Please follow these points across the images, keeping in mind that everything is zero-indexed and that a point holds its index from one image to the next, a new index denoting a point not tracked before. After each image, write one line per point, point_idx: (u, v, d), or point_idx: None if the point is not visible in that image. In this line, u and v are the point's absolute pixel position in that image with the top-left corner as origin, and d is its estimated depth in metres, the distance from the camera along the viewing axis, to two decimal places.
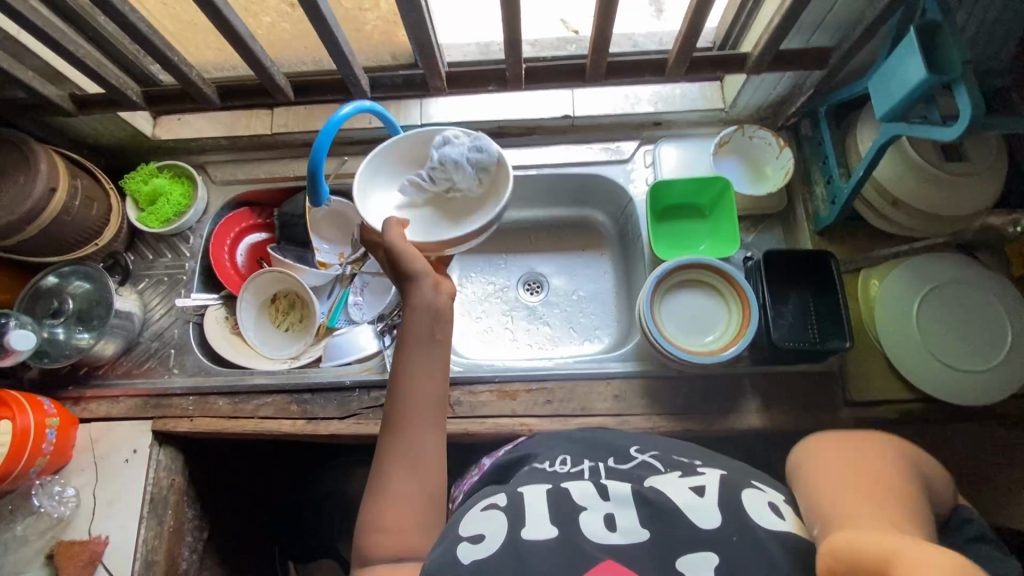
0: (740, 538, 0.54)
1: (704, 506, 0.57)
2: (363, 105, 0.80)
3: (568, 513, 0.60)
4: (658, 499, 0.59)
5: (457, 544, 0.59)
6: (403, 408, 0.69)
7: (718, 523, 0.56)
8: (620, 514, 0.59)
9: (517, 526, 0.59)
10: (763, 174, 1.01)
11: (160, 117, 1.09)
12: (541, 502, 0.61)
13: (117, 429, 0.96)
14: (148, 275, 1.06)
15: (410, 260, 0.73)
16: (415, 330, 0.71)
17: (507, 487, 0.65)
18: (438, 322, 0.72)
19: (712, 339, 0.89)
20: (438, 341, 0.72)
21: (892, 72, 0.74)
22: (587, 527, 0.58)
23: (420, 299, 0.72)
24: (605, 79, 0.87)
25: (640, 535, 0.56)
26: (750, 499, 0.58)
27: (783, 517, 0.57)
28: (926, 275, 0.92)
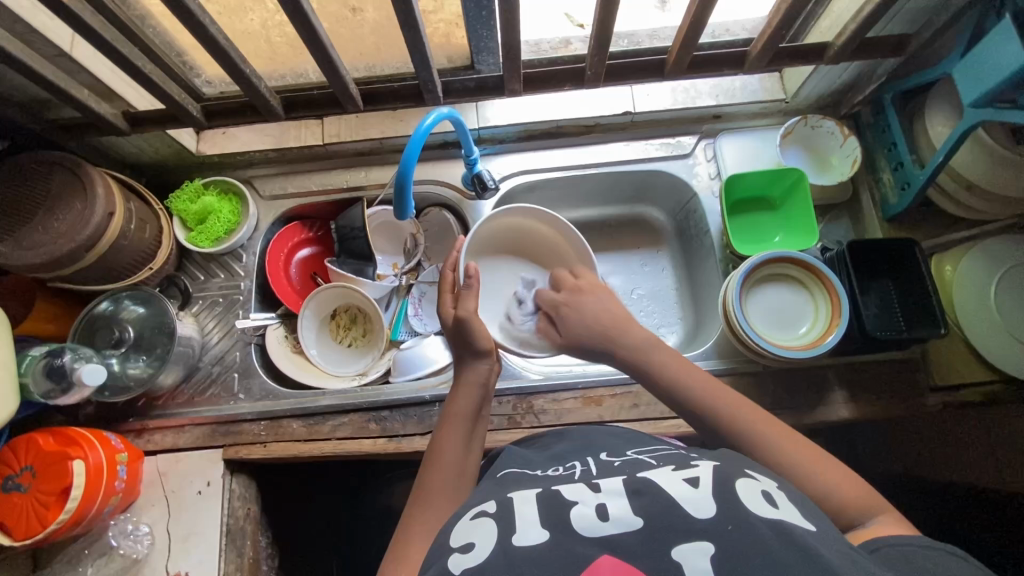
0: (735, 526, 0.46)
1: (701, 495, 0.50)
2: (441, 113, 0.78)
3: (559, 510, 0.51)
4: (652, 490, 0.51)
5: (447, 558, 0.51)
6: (436, 474, 0.67)
7: (714, 513, 0.47)
8: (611, 503, 0.51)
9: (508, 533, 0.50)
10: (829, 164, 1.01)
11: (203, 133, 1.05)
12: (531, 505, 0.53)
13: (186, 459, 0.92)
14: (202, 297, 1.02)
15: (482, 339, 0.77)
16: (463, 407, 0.74)
17: (498, 495, 0.58)
18: (484, 405, 0.77)
19: (806, 330, 0.88)
20: (480, 421, 0.75)
21: (984, 56, 0.74)
22: (578, 522, 0.49)
23: (473, 376, 0.77)
24: (684, 74, 0.85)
25: (631, 523, 0.48)
26: (743, 488, 0.51)
27: (778, 506, 0.49)
28: (1001, 256, 0.93)
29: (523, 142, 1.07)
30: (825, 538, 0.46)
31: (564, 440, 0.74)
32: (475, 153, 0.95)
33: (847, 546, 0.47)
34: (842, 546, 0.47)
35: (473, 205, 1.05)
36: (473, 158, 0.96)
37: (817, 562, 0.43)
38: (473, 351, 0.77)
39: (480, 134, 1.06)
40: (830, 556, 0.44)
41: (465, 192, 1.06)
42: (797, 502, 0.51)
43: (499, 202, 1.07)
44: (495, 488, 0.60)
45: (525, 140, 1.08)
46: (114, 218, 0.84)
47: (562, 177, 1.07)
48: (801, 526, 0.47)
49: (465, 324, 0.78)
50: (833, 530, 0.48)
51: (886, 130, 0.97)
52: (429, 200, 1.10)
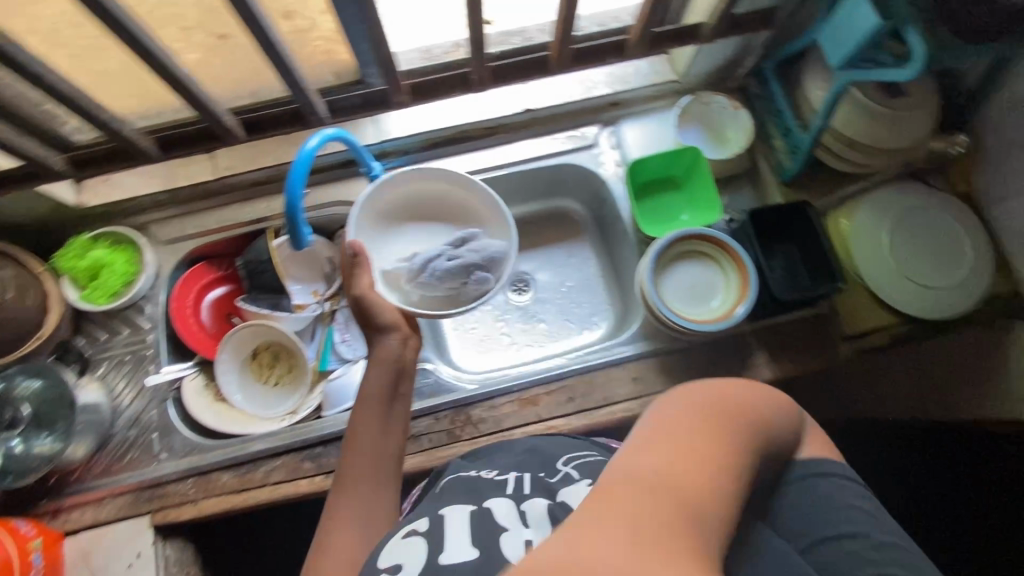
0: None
1: None
2: (327, 134, 0.75)
3: (490, 533, 0.53)
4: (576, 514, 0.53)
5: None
6: (355, 457, 0.70)
7: None
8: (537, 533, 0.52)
9: (436, 551, 0.52)
10: (725, 138, 1.04)
11: (83, 183, 0.98)
12: (460, 528, 0.55)
13: (111, 533, 0.86)
14: (107, 357, 0.95)
15: (382, 313, 0.77)
16: (379, 387, 0.74)
17: (430, 512, 0.60)
18: (401, 378, 0.76)
19: (718, 304, 0.91)
20: (399, 392, 0.76)
21: (843, 20, 0.77)
22: (507, 548, 0.50)
23: (384, 352, 0.76)
24: (569, 67, 0.86)
25: None
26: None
27: None
28: (888, 206, 0.99)
29: (428, 151, 1.05)
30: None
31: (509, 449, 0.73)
32: (376, 167, 0.94)
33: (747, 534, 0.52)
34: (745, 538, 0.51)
35: None
36: (374, 173, 0.94)
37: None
38: (377, 328, 0.77)
39: (382, 148, 1.03)
40: None
41: None
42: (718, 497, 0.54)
43: None
44: (433, 505, 0.62)
45: (428, 149, 1.05)
46: None
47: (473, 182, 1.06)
48: None
49: (366, 307, 0.78)
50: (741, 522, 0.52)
51: (772, 99, 1.01)
52: (339, 221, 1.06)
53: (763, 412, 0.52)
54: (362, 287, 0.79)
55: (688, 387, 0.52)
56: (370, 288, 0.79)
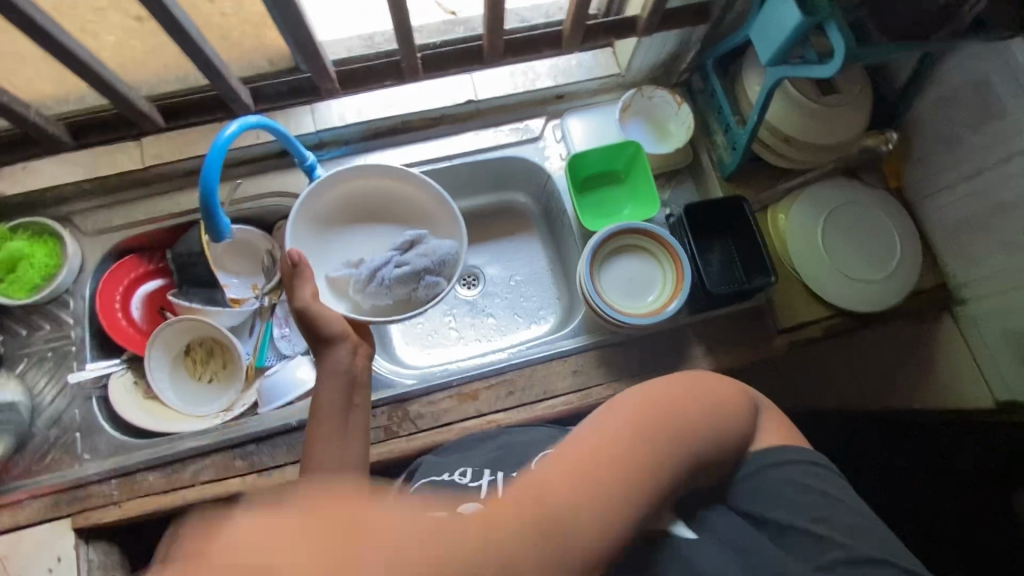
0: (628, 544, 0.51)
1: None
2: (250, 121, 0.74)
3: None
4: None
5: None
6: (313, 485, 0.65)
7: None
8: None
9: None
10: (667, 133, 1.04)
11: (0, 170, 0.93)
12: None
13: (29, 537, 0.83)
14: (27, 354, 0.91)
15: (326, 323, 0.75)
16: (332, 397, 0.72)
17: None
18: (355, 388, 0.75)
19: (654, 298, 0.91)
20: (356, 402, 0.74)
21: (770, 17, 0.79)
22: None
23: (334, 363, 0.74)
24: (504, 59, 0.85)
25: None
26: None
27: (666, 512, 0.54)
28: (823, 201, 1.01)
29: (371, 141, 1.03)
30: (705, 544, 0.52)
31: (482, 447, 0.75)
32: (309, 157, 0.90)
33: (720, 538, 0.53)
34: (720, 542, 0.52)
35: None
36: (308, 164, 0.90)
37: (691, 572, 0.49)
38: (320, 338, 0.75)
39: (320, 138, 1.01)
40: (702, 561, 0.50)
41: None
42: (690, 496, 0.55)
43: None
44: (406, 510, 0.63)
45: (371, 139, 1.03)
46: None
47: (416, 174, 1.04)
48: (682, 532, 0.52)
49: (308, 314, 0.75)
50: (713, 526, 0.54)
51: (712, 95, 1.02)
52: (277, 213, 1.04)
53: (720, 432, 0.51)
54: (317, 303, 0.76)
55: (651, 380, 0.53)
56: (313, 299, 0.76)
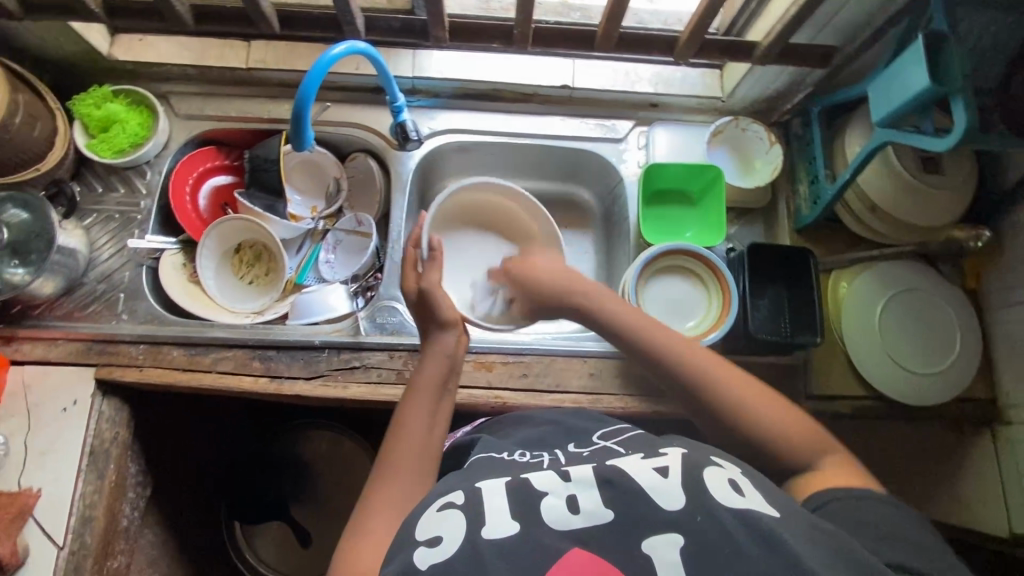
0: (703, 516, 0.51)
1: (668, 487, 0.54)
2: (357, 48, 0.74)
3: (529, 500, 0.55)
4: (621, 480, 0.55)
5: (413, 550, 0.53)
6: (403, 446, 0.68)
7: (682, 505, 0.52)
8: (582, 494, 0.54)
9: (476, 525, 0.53)
10: (752, 168, 1.02)
11: (118, 36, 0.98)
12: (501, 496, 0.56)
13: (54, 375, 0.88)
14: (96, 210, 0.97)
15: (440, 310, 0.81)
16: (430, 378, 0.76)
17: (464, 484, 0.59)
18: (450, 376, 0.79)
19: (692, 325, 0.90)
20: (447, 390, 0.77)
21: (894, 76, 0.75)
22: (549, 514, 0.53)
23: (439, 347, 0.80)
24: (613, 51, 0.84)
25: (601, 516, 0.52)
26: (709, 476, 0.55)
27: (743, 494, 0.54)
28: (892, 280, 0.97)
29: (459, 100, 1.05)
30: (789, 522, 0.52)
31: (528, 424, 0.78)
32: (400, 99, 0.92)
33: (809, 526, 0.52)
34: (806, 525, 0.52)
35: (398, 156, 1.02)
36: (396, 105, 0.93)
37: (779, 547, 0.49)
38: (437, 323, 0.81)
39: (414, 84, 1.03)
40: (794, 544, 0.49)
41: (392, 141, 1.03)
42: (757, 485, 0.56)
43: (426, 158, 1.04)
44: (462, 475, 0.62)
45: (460, 98, 1.05)
46: None
47: (493, 143, 1.05)
48: (763, 513, 0.52)
49: (431, 299, 0.82)
50: (796, 514, 0.53)
51: (810, 143, 0.99)
52: (354, 145, 1.06)
53: (759, 424, 0.67)
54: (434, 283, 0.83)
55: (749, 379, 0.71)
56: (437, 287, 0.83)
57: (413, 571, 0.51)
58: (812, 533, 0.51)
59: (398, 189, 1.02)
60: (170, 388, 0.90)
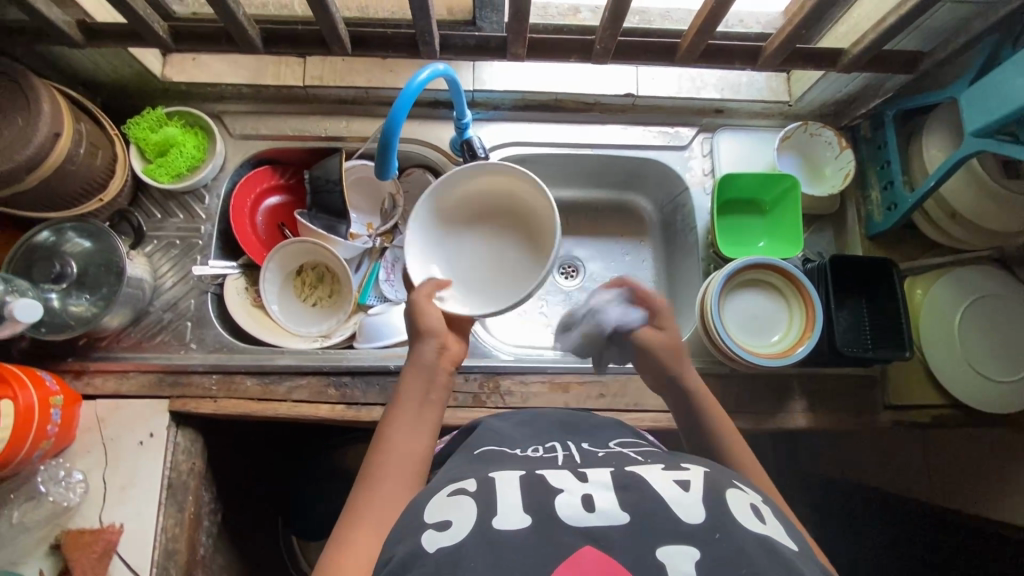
0: (722, 535, 0.49)
1: (690, 501, 0.53)
2: (437, 69, 0.72)
3: (545, 495, 0.54)
4: (641, 487, 0.54)
5: (422, 533, 0.53)
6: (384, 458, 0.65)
7: (702, 519, 0.51)
8: (597, 495, 0.54)
9: (489, 514, 0.52)
10: (821, 175, 1.00)
11: (170, 56, 0.95)
12: (513, 488, 0.56)
13: (128, 408, 0.87)
14: (157, 237, 0.95)
15: (425, 317, 0.76)
16: (413, 387, 0.71)
17: (478, 473, 0.60)
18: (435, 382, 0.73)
19: (777, 339, 0.89)
20: (431, 396, 0.72)
21: (994, 85, 0.73)
22: (563, 510, 0.52)
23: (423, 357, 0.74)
24: (695, 62, 0.81)
25: (618, 519, 0.51)
26: (733, 500, 0.55)
27: (765, 521, 0.53)
28: (970, 285, 0.95)
29: (519, 112, 1.02)
30: (806, 558, 0.51)
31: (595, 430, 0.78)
32: (468, 116, 0.89)
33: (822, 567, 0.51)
34: (818, 565, 0.51)
35: None
36: (463, 123, 0.89)
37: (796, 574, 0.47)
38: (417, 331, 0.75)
39: (474, 97, 1.00)
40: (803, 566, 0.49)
41: (453, 156, 1.00)
42: (779, 518, 0.55)
43: None
44: (474, 466, 0.63)
45: (520, 110, 1.02)
46: (61, 140, 0.77)
47: (552, 154, 1.03)
48: (784, 544, 0.51)
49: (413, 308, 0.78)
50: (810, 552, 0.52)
51: (882, 147, 0.97)
52: (411, 160, 1.04)
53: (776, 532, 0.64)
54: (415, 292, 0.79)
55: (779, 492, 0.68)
56: (423, 293, 0.79)
57: (420, 553, 0.50)
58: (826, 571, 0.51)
59: None
60: (245, 417, 0.89)
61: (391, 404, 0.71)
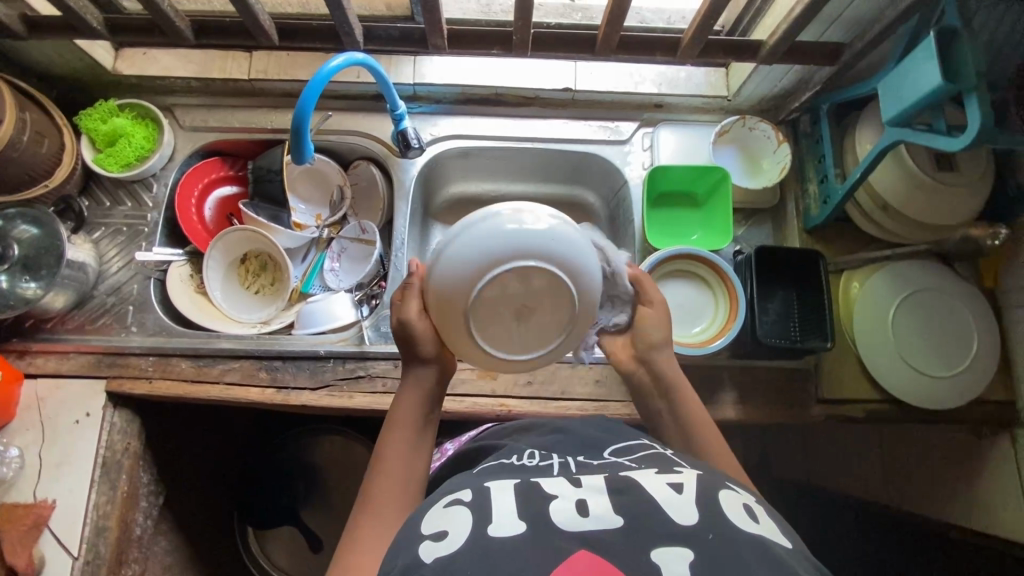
0: (716, 535, 0.46)
1: (683, 502, 0.50)
2: (354, 57, 0.75)
3: (538, 502, 0.50)
4: (635, 490, 0.51)
5: (419, 544, 0.48)
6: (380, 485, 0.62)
7: (696, 521, 0.48)
8: (592, 500, 0.50)
9: (484, 522, 0.48)
10: (760, 168, 1.00)
11: (122, 50, 0.99)
12: (507, 495, 0.51)
13: (66, 388, 0.89)
14: (105, 224, 0.98)
15: (425, 342, 0.67)
16: (408, 412, 0.68)
17: (473, 482, 0.56)
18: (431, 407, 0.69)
19: (700, 330, 0.90)
20: (427, 423, 0.69)
21: (904, 75, 0.73)
22: (557, 516, 0.48)
23: (416, 385, 0.69)
24: (615, 54, 0.83)
25: (611, 522, 0.47)
26: (726, 500, 0.51)
27: (758, 520, 0.50)
28: (907, 280, 0.94)
29: (460, 105, 1.04)
30: (799, 556, 0.47)
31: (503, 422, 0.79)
32: (401, 107, 0.92)
33: (815, 566, 0.47)
34: (814, 568, 0.47)
35: (401, 163, 1.02)
36: (398, 113, 0.93)
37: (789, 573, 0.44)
38: (417, 357, 0.68)
39: (415, 90, 1.02)
40: (800, 567, 0.45)
41: (394, 148, 1.02)
42: (773, 518, 0.52)
43: (428, 164, 1.04)
44: (471, 476, 0.58)
45: (461, 103, 1.04)
46: (2, 125, 0.81)
47: (494, 148, 1.04)
48: (776, 542, 0.47)
49: (412, 337, 0.67)
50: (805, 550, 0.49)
51: (819, 141, 0.97)
52: (357, 153, 1.06)
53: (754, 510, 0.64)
54: (410, 307, 0.67)
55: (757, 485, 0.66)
56: (418, 316, 0.66)
57: (417, 565, 0.46)
58: (815, 564, 0.48)
59: (400, 197, 1.02)
60: (179, 399, 0.91)
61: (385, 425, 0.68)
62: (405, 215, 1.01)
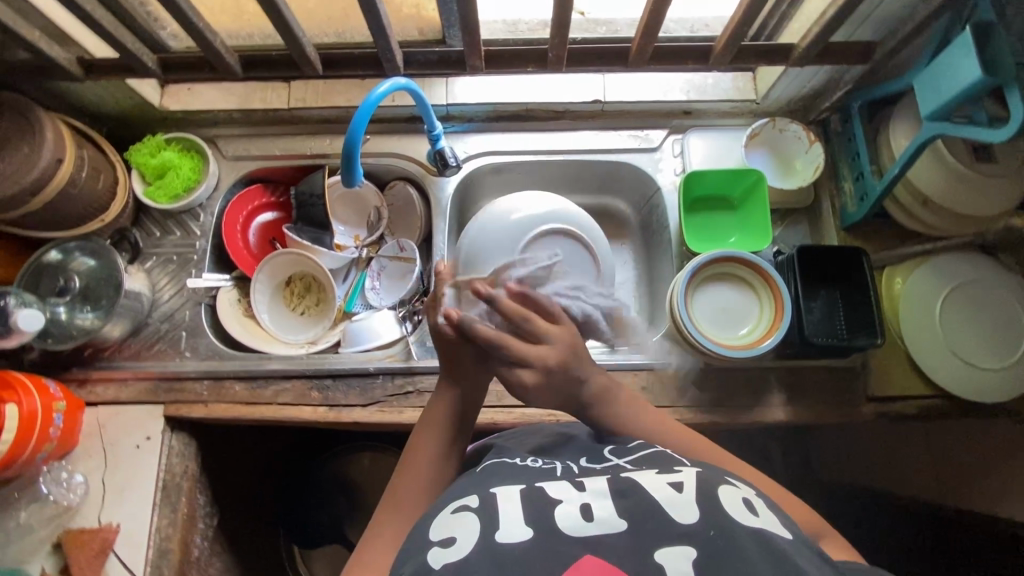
0: (717, 533, 0.46)
1: (685, 501, 0.49)
2: (397, 82, 0.77)
3: (544, 507, 0.50)
4: (637, 491, 0.50)
5: (427, 552, 0.49)
6: (404, 487, 0.62)
7: (696, 520, 0.47)
8: (596, 503, 0.50)
9: (492, 528, 0.48)
10: (793, 169, 1.01)
11: (168, 87, 1.03)
12: (517, 500, 0.51)
13: (126, 413, 0.92)
14: (156, 253, 1.02)
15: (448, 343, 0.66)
16: (439, 415, 0.66)
17: (479, 487, 0.54)
18: (465, 416, 0.67)
19: (747, 332, 0.90)
20: (459, 433, 0.67)
21: (943, 69, 0.73)
22: (562, 521, 0.48)
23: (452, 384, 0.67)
24: (646, 65, 0.85)
25: (616, 525, 0.47)
26: (727, 494, 0.51)
27: (758, 513, 0.50)
28: (951, 273, 0.94)
29: (491, 123, 1.07)
30: (800, 547, 0.48)
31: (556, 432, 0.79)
32: (438, 127, 0.94)
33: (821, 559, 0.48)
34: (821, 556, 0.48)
35: (437, 181, 1.04)
36: (435, 134, 0.94)
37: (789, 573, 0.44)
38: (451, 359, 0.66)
39: (448, 111, 1.05)
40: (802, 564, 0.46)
41: (430, 168, 1.05)
42: (773, 511, 0.52)
43: (463, 182, 1.06)
44: (476, 478, 0.57)
45: (493, 120, 1.07)
46: (63, 165, 0.85)
47: (525, 162, 1.06)
48: (778, 534, 0.48)
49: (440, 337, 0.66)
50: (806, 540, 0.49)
51: (852, 139, 0.97)
52: (393, 173, 1.09)
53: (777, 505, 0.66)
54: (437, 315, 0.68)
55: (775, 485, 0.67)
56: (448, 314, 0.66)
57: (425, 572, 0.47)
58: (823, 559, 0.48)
59: (438, 214, 1.04)
60: (236, 421, 0.93)
61: (419, 425, 0.67)
62: (444, 230, 1.03)
